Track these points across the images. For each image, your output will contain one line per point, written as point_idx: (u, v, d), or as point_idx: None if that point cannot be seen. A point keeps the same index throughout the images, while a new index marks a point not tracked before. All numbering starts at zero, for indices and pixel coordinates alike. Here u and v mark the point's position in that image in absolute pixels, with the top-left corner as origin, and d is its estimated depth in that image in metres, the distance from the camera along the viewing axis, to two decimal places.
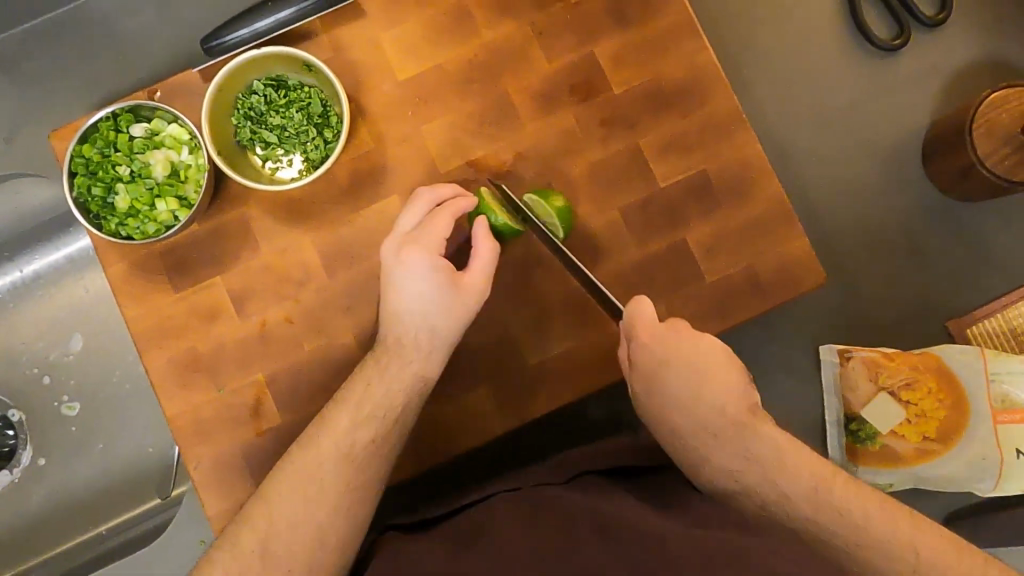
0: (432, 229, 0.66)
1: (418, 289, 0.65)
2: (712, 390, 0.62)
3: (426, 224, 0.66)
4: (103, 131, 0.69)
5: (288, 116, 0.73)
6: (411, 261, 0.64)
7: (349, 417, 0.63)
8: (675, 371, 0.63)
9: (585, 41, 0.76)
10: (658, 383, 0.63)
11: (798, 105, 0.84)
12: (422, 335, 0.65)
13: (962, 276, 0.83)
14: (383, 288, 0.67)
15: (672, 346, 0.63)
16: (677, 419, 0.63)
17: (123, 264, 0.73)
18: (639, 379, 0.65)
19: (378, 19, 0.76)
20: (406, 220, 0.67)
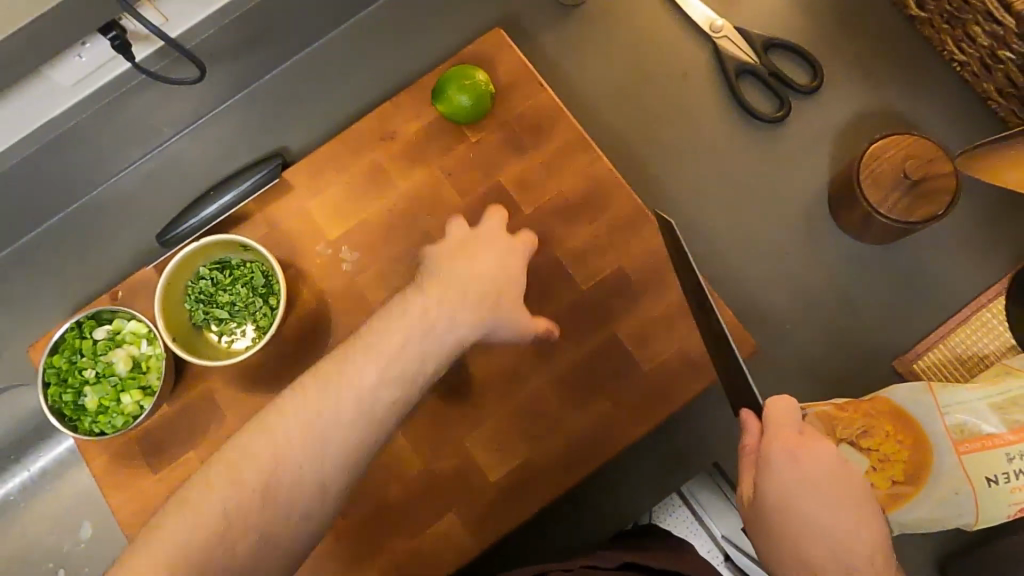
0: (516, 243, 0.72)
1: (486, 262, 0.68)
2: (854, 519, 0.59)
3: (507, 244, 0.71)
4: (69, 340, 0.76)
5: (235, 292, 0.79)
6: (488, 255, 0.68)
7: (368, 371, 0.55)
8: (821, 492, 0.60)
9: (491, 172, 0.83)
10: (788, 459, 0.61)
11: (702, 186, 0.91)
12: (473, 288, 0.64)
13: (892, 314, 0.87)
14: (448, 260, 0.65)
15: (821, 466, 0.61)
16: (802, 498, 0.59)
17: (104, 457, 0.78)
18: (772, 449, 0.62)
19: (304, 190, 0.84)
20: (490, 229, 0.72)
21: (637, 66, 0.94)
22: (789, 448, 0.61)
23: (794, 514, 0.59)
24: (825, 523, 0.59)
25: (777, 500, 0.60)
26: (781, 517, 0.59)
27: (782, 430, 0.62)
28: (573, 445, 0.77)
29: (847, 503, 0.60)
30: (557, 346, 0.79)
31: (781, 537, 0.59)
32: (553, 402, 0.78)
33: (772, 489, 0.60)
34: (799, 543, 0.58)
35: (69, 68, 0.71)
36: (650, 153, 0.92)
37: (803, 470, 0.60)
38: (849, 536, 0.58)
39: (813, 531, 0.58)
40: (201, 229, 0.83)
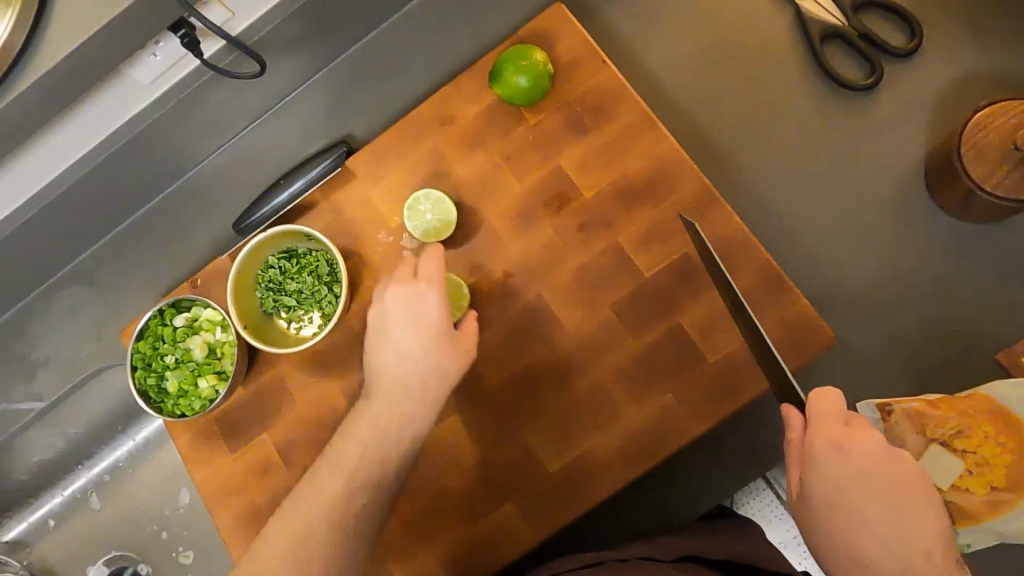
0: (421, 307, 0.68)
1: (410, 361, 0.67)
2: (911, 514, 0.54)
3: (415, 301, 0.68)
4: (152, 327, 0.80)
5: (301, 281, 0.81)
6: (404, 357, 0.67)
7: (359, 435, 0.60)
8: (880, 486, 0.55)
9: (550, 156, 0.80)
10: (842, 453, 0.56)
11: (781, 166, 0.85)
12: (417, 384, 0.67)
13: (995, 301, 0.80)
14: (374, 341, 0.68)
15: (874, 460, 0.56)
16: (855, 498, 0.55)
17: (187, 436, 0.83)
18: (824, 441, 0.56)
19: (365, 178, 0.84)
20: (392, 311, 0.68)
21: (712, 34, 0.88)
22: (835, 441, 0.56)
23: (844, 509, 0.55)
24: (876, 519, 0.54)
25: (822, 494, 0.56)
26: (830, 513, 0.55)
27: (827, 423, 0.57)
28: (634, 437, 0.75)
29: (904, 497, 0.55)
30: (617, 336, 0.76)
31: (833, 534, 0.55)
32: (613, 392, 0.76)
33: (819, 483, 0.56)
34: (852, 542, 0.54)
35: (145, 67, 0.74)
36: (724, 128, 0.86)
37: (852, 465, 0.55)
38: (901, 531, 0.53)
39: (864, 528, 0.54)
40: (274, 217, 0.85)
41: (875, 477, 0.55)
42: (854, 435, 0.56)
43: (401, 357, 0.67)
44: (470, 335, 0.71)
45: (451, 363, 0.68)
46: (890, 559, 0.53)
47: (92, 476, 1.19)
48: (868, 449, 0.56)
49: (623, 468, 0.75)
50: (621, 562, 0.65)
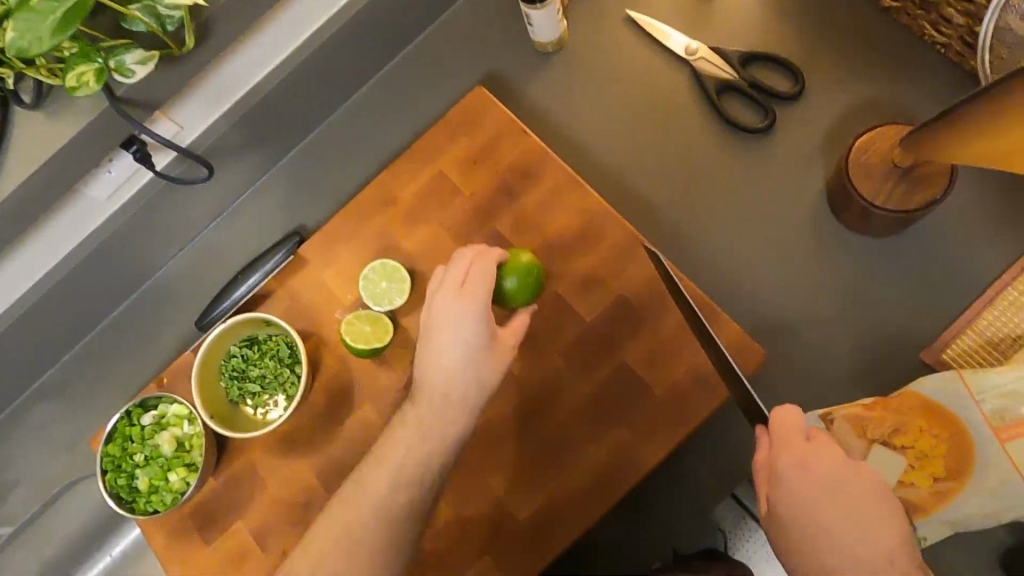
0: (473, 288, 0.70)
1: (456, 334, 0.69)
2: (873, 522, 0.58)
3: (464, 288, 0.70)
4: (120, 429, 0.82)
5: (264, 365, 0.84)
6: (455, 337, 0.69)
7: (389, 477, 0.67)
8: (842, 499, 0.59)
9: (487, 221, 0.87)
10: (807, 470, 0.61)
11: (701, 206, 0.92)
12: (473, 386, 0.69)
13: (912, 305, 0.86)
14: (428, 333, 0.71)
15: (834, 472, 0.60)
16: (822, 513, 0.59)
17: (162, 534, 0.84)
18: (789, 461, 0.61)
19: (317, 261, 0.89)
20: (444, 302, 0.70)
21: (623, 99, 0.97)
22: (798, 459, 0.61)
23: (811, 523, 0.58)
24: (843, 531, 0.58)
25: (789, 512, 0.60)
26: (799, 531, 0.59)
27: (791, 441, 0.62)
28: (595, 473, 0.78)
29: (865, 506, 0.59)
30: (568, 379, 0.81)
31: (808, 553, 0.58)
32: (570, 434, 0.79)
33: (790, 501, 0.60)
34: (825, 557, 0.58)
35: (102, 183, 0.81)
36: (645, 178, 0.94)
37: (815, 480, 0.60)
38: (866, 538, 0.57)
39: (831, 539, 0.58)
40: (232, 310, 0.90)
41: (838, 489, 0.60)
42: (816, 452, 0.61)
43: (448, 371, 0.69)
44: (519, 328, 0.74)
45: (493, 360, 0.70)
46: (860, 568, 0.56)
47: None
48: (832, 466, 0.61)
49: (589, 506, 0.77)
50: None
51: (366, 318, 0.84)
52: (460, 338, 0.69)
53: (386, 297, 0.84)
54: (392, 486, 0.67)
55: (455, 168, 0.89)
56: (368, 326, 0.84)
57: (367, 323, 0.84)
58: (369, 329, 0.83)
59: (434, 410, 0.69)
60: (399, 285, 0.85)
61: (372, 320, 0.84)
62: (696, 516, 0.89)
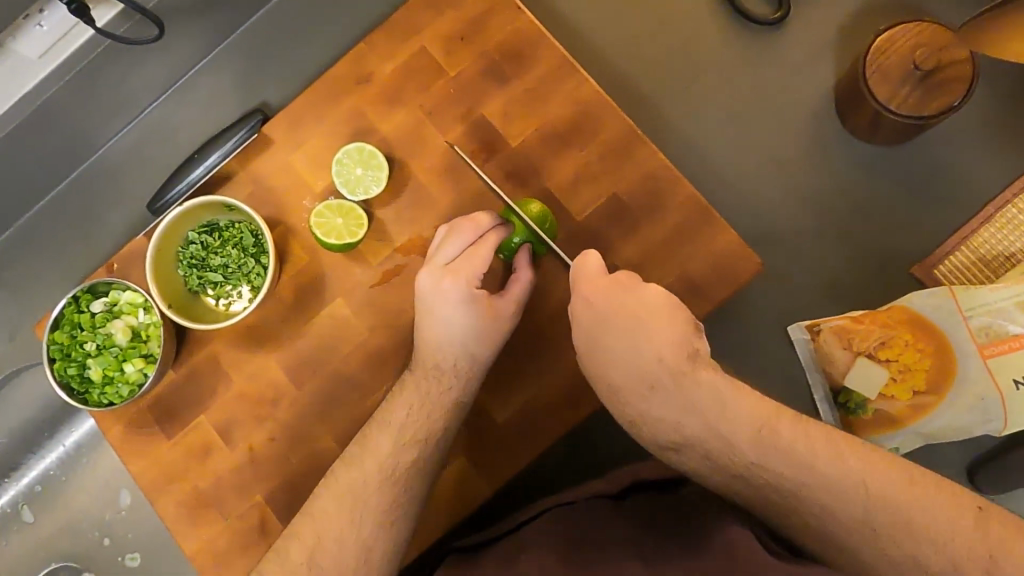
0: (461, 268, 0.69)
1: (443, 313, 0.69)
2: (653, 338, 0.62)
3: (452, 267, 0.69)
4: (68, 316, 0.76)
5: (226, 254, 0.79)
6: (450, 295, 0.68)
7: (390, 439, 0.67)
8: (624, 328, 0.63)
9: (474, 107, 0.80)
10: (597, 305, 0.64)
11: (701, 103, 0.86)
12: (465, 356, 0.70)
13: (908, 219, 0.83)
14: (421, 303, 0.70)
15: (618, 300, 0.64)
16: (609, 341, 0.63)
17: (119, 425, 0.80)
18: (579, 298, 0.65)
19: (285, 142, 0.81)
20: (439, 273, 0.69)
21: None
22: (587, 294, 0.65)
23: (598, 348, 0.64)
24: (625, 351, 0.63)
25: (583, 340, 0.65)
26: (593, 356, 0.65)
27: (584, 280, 0.65)
28: (578, 374, 0.76)
29: (649, 324, 0.63)
30: (555, 282, 0.77)
31: (598, 372, 0.65)
32: (554, 336, 0.76)
33: (579, 332, 0.65)
34: (615, 380, 0.63)
35: (32, 39, 0.68)
36: (645, 69, 0.87)
37: (600, 312, 0.64)
38: (642, 353, 0.62)
39: (615, 361, 0.63)
40: (180, 198, 0.81)
41: (625, 319, 0.63)
42: (605, 286, 0.64)
43: (449, 335, 0.69)
44: (520, 290, 0.71)
45: (497, 325, 0.70)
46: (637, 379, 0.63)
47: (22, 488, 1.14)
48: (619, 297, 0.64)
49: (568, 412, 0.75)
50: (566, 506, 0.68)
51: (339, 213, 0.77)
52: (465, 300, 0.69)
53: (361, 185, 0.78)
54: (398, 446, 0.67)
55: (439, 44, 0.81)
56: (343, 220, 0.77)
57: (340, 218, 0.77)
58: (341, 222, 0.77)
59: (427, 382, 0.70)
60: (375, 173, 0.78)
61: (344, 214, 0.77)
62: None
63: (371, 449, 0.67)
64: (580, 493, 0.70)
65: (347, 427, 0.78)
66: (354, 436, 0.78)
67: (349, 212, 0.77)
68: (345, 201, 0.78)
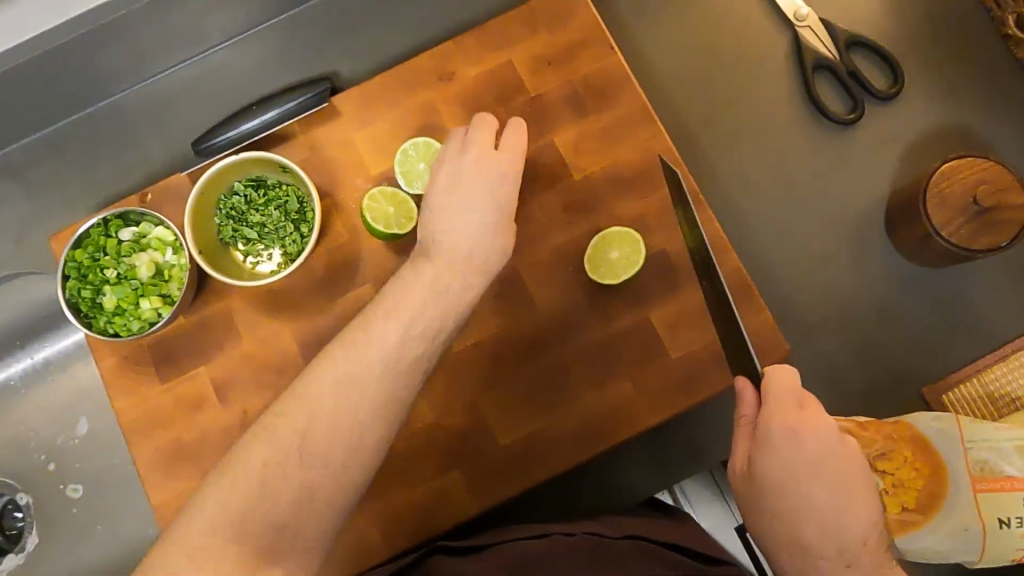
0: (486, 165, 0.67)
1: (466, 207, 0.66)
2: (854, 506, 0.59)
3: (478, 163, 0.68)
4: (93, 237, 0.74)
5: (266, 214, 0.78)
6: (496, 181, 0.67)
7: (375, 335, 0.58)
8: (823, 479, 0.59)
9: (546, 131, 0.80)
10: (795, 442, 0.59)
11: (757, 182, 0.88)
12: (483, 250, 0.66)
13: (929, 340, 0.85)
14: (452, 186, 0.67)
15: (823, 443, 0.60)
16: (807, 489, 0.59)
17: (114, 356, 0.78)
18: (779, 430, 0.60)
19: (352, 118, 0.81)
20: (477, 160, 0.68)
21: (713, 43, 0.90)
22: (790, 427, 0.60)
23: (793, 495, 0.59)
24: (824, 508, 0.59)
25: (776, 477, 0.60)
26: (780, 494, 0.59)
27: (784, 405, 0.60)
28: (587, 418, 0.75)
29: (852, 489, 0.60)
30: (586, 321, 0.77)
31: (774, 518, 0.60)
32: (572, 372, 0.76)
33: (771, 466, 0.60)
34: (804, 537, 0.59)
35: None
36: (711, 136, 0.89)
37: (803, 449, 0.59)
38: (847, 520, 0.58)
39: (809, 513, 0.59)
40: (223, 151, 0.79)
41: (827, 469, 0.59)
42: (808, 422, 0.60)
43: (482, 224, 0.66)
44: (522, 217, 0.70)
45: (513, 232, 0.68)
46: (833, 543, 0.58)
47: None
48: (822, 440, 0.60)
49: (568, 450, 0.75)
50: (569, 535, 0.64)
51: (392, 203, 0.77)
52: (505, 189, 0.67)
53: (420, 179, 0.78)
54: None
55: (527, 62, 0.81)
56: (393, 211, 0.77)
57: (392, 208, 0.77)
58: (392, 212, 0.77)
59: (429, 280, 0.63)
60: None
61: (395, 205, 0.77)
62: (670, 469, 0.85)
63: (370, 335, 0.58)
64: (576, 529, 0.66)
65: None
66: None
67: (402, 206, 0.77)
68: (400, 193, 0.78)
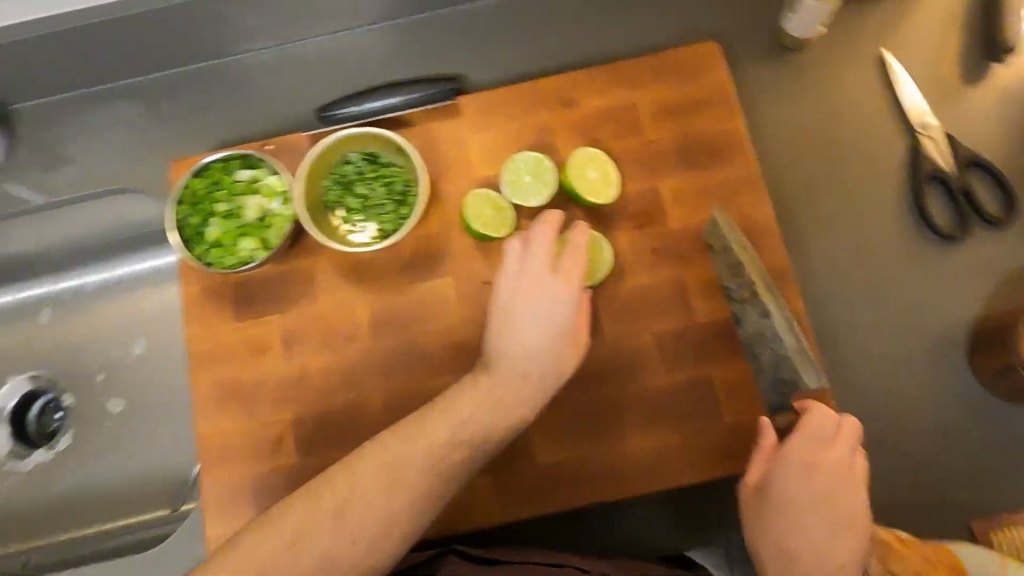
0: (570, 275, 0.71)
1: (543, 309, 0.70)
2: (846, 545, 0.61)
3: (562, 271, 0.71)
4: (214, 170, 0.79)
5: (372, 188, 0.81)
6: (549, 297, 0.70)
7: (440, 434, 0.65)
8: (825, 514, 0.62)
9: (653, 174, 0.82)
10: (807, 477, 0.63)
11: (849, 274, 0.88)
12: (541, 363, 0.69)
13: (988, 473, 0.83)
14: (512, 324, 0.70)
15: (834, 481, 0.63)
16: (806, 517, 0.62)
17: (198, 285, 0.82)
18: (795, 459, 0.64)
19: (472, 120, 0.84)
20: (535, 288, 0.70)
21: (833, 130, 0.91)
22: (806, 461, 0.64)
23: (792, 520, 0.62)
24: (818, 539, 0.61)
25: (782, 505, 0.63)
26: (783, 519, 0.62)
27: (806, 439, 0.65)
28: (628, 460, 0.75)
29: (848, 529, 0.62)
30: (652, 365, 0.77)
31: (767, 540, 0.63)
32: (624, 414, 0.76)
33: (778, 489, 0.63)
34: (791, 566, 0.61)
35: None
36: (812, 219, 0.90)
37: (812, 481, 0.63)
38: (836, 553, 0.61)
39: (802, 539, 0.61)
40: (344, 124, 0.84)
41: (833, 507, 0.63)
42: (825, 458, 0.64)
43: (533, 345, 0.69)
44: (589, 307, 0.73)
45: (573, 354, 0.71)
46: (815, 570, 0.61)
47: (54, 290, 1.18)
48: (836, 478, 0.63)
49: (604, 486, 0.75)
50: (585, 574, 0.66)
51: (492, 207, 0.79)
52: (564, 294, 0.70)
53: (524, 192, 0.79)
54: (429, 459, 0.64)
55: (649, 107, 0.84)
56: (491, 214, 0.79)
57: (490, 213, 0.79)
58: (491, 214, 0.79)
59: (509, 382, 0.69)
60: (542, 187, 0.79)
61: (494, 209, 0.79)
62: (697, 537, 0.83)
63: (454, 409, 0.67)
64: (592, 566, 0.68)
65: (398, 396, 0.79)
66: (400, 404, 0.79)
67: (501, 215, 0.79)
68: (502, 201, 0.80)
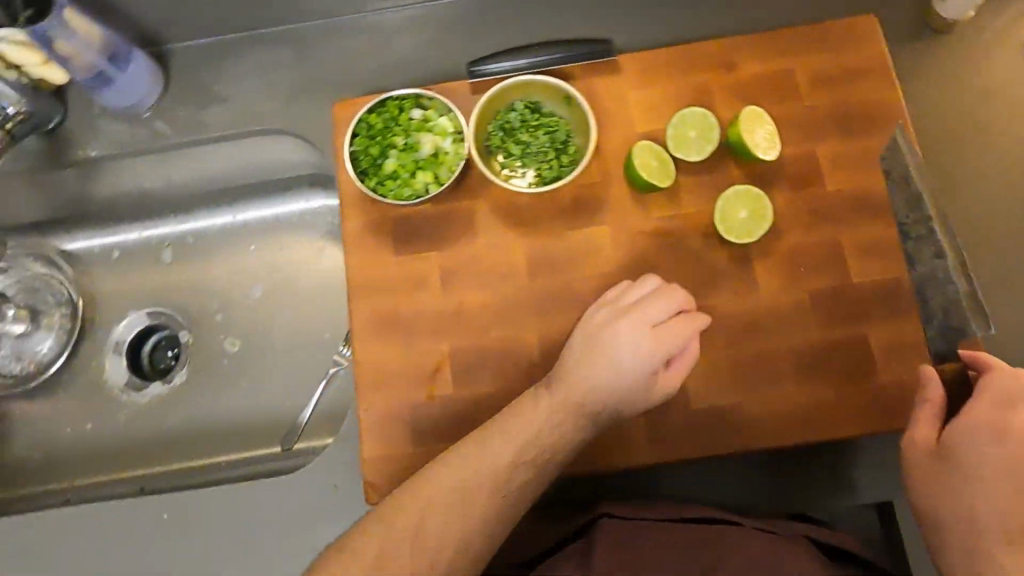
0: (665, 337, 0.70)
1: (626, 351, 0.70)
2: None
3: (658, 331, 0.70)
4: (391, 107, 0.84)
5: (535, 136, 0.84)
6: (628, 345, 0.70)
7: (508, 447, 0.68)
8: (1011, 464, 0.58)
9: (810, 138, 0.84)
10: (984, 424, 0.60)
11: (1004, 249, 0.88)
12: (600, 399, 0.70)
13: None
14: (587, 352, 0.71)
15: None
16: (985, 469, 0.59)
17: (361, 219, 0.85)
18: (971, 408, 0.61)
19: (632, 77, 0.87)
20: (622, 326, 0.71)
21: (987, 111, 0.92)
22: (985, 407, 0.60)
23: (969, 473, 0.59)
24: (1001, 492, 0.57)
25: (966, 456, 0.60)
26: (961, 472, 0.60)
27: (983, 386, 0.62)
28: (780, 412, 0.77)
29: None
30: (804, 321, 0.79)
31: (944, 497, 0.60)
32: (776, 365, 0.78)
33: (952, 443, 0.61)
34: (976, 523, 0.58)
35: None
36: (964, 195, 0.90)
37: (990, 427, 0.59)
38: None
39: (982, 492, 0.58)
40: (509, 74, 0.88)
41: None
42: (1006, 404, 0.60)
43: (599, 380, 0.70)
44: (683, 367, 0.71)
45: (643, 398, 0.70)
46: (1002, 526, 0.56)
47: (177, 231, 1.18)
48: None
49: (755, 433, 0.77)
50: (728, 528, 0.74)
51: (656, 158, 0.82)
52: (645, 347, 0.69)
53: (687, 146, 0.82)
54: None
55: (806, 74, 0.86)
56: (657, 164, 0.82)
57: (655, 163, 0.82)
58: (655, 165, 0.81)
59: (571, 407, 0.70)
60: (703, 143, 0.82)
61: (658, 160, 0.82)
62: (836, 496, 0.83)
63: (517, 426, 0.69)
64: (740, 522, 0.75)
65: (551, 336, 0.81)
66: (554, 344, 0.81)
67: (665, 166, 0.82)
68: (665, 153, 0.82)
